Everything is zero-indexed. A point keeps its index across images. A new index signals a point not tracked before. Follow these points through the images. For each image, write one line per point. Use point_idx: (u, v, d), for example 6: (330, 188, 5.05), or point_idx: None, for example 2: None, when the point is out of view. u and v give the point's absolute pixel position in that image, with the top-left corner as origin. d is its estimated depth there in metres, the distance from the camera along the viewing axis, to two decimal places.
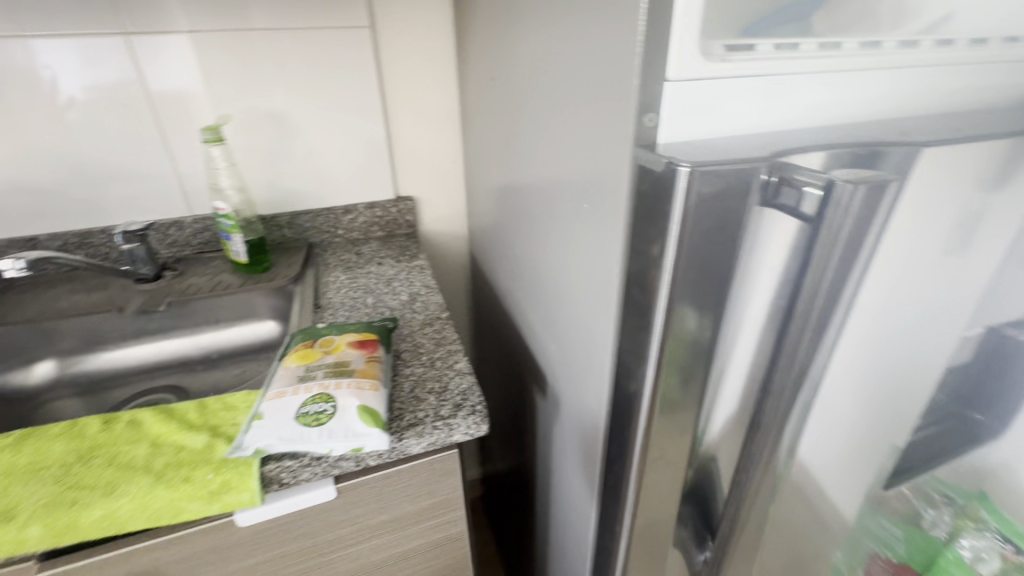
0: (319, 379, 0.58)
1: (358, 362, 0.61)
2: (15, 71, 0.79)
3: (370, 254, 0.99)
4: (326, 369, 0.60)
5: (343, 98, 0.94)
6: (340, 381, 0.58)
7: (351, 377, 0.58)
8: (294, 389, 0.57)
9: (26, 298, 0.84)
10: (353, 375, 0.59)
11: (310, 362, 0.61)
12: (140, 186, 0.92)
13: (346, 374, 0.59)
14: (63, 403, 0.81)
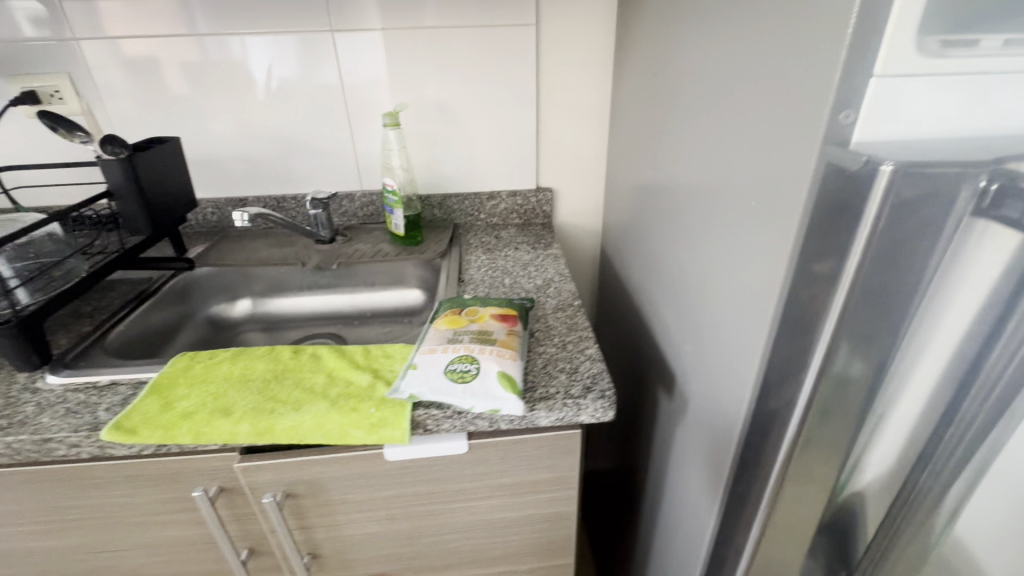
0: (465, 342, 0.64)
1: (500, 333, 0.66)
2: (249, 59, 0.96)
3: (508, 239, 1.05)
4: (472, 335, 0.65)
5: (502, 90, 1.00)
6: (484, 347, 0.63)
7: (493, 345, 0.63)
8: (443, 348, 0.63)
9: (236, 246, 1.02)
10: (496, 344, 0.64)
11: (458, 326, 0.67)
12: (325, 161, 1.07)
13: (489, 342, 0.64)
14: (252, 336, 0.98)
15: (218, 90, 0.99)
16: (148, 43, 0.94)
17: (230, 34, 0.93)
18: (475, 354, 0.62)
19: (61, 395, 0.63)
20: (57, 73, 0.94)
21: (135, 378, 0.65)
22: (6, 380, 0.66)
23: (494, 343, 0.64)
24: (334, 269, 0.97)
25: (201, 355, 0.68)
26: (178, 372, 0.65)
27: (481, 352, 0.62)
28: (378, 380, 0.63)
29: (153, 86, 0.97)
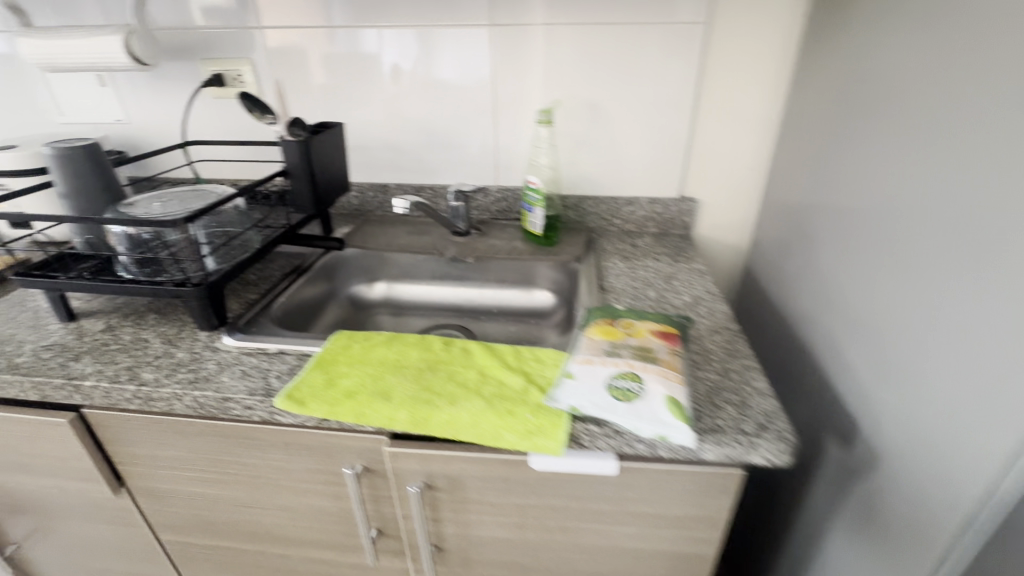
0: (626, 358, 0.60)
1: (662, 352, 0.61)
2: (408, 50, 0.98)
3: (646, 248, 1.00)
4: (631, 350, 0.61)
5: (659, 91, 0.94)
6: (646, 365, 0.58)
7: (656, 365, 0.59)
8: (602, 361, 0.60)
9: (377, 231, 1.06)
10: (659, 364, 0.59)
11: (616, 338, 0.63)
12: (467, 155, 1.07)
13: (651, 360, 0.59)
14: (385, 319, 1.01)
15: (375, 80, 1.02)
16: (318, 31, 0.99)
17: (353, 28, 0.97)
18: (637, 372, 0.58)
19: (237, 358, 0.67)
20: (240, 58, 1.03)
21: (299, 350, 0.68)
22: (191, 337, 0.72)
23: (657, 362, 0.59)
24: (468, 261, 0.97)
25: (358, 335, 0.70)
26: (339, 349, 0.67)
27: (643, 371, 0.58)
28: (532, 385, 0.60)
29: (319, 73, 1.03)
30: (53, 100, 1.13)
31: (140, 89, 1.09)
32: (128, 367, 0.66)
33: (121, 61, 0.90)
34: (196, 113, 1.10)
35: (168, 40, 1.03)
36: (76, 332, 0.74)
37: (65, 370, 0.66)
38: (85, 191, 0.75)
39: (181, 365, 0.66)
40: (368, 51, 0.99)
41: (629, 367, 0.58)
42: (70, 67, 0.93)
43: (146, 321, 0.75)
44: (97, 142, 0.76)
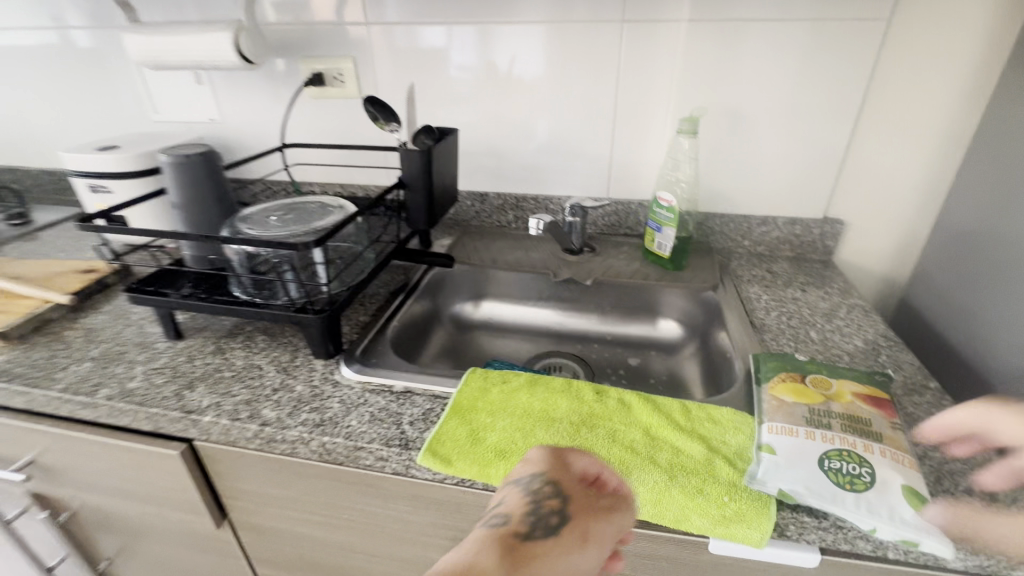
0: (836, 431, 0.49)
1: (877, 424, 0.50)
2: (523, 49, 0.89)
3: (786, 276, 0.88)
4: (836, 418, 0.51)
5: (815, 97, 0.82)
6: (863, 443, 0.48)
7: (874, 442, 0.48)
8: (807, 433, 0.50)
9: (479, 245, 0.98)
10: (877, 440, 0.48)
11: (814, 401, 0.53)
12: (578, 164, 0.98)
13: (866, 436, 0.49)
14: (487, 341, 0.92)
15: (485, 81, 0.94)
16: (423, 29, 0.91)
17: (412, 27, 0.91)
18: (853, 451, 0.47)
19: (362, 396, 0.60)
20: (342, 57, 0.97)
21: (428, 390, 0.61)
22: (306, 366, 0.66)
23: (875, 438, 0.49)
24: (585, 285, 0.88)
25: (493, 376, 0.62)
26: (476, 393, 0.59)
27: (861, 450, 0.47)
28: (716, 455, 0.51)
29: (424, 73, 0.95)
30: (149, 97, 1.10)
31: (236, 88, 1.04)
32: (245, 400, 0.60)
33: (230, 60, 0.85)
34: (291, 113, 1.04)
35: (269, 37, 0.98)
36: (185, 352, 0.68)
37: (180, 399, 0.60)
38: (199, 201, 0.69)
39: (302, 401, 0.60)
40: (442, 55, 0.93)
41: (841, 444, 0.48)
42: (175, 65, 0.88)
43: (256, 343, 0.69)
44: (212, 148, 0.71)
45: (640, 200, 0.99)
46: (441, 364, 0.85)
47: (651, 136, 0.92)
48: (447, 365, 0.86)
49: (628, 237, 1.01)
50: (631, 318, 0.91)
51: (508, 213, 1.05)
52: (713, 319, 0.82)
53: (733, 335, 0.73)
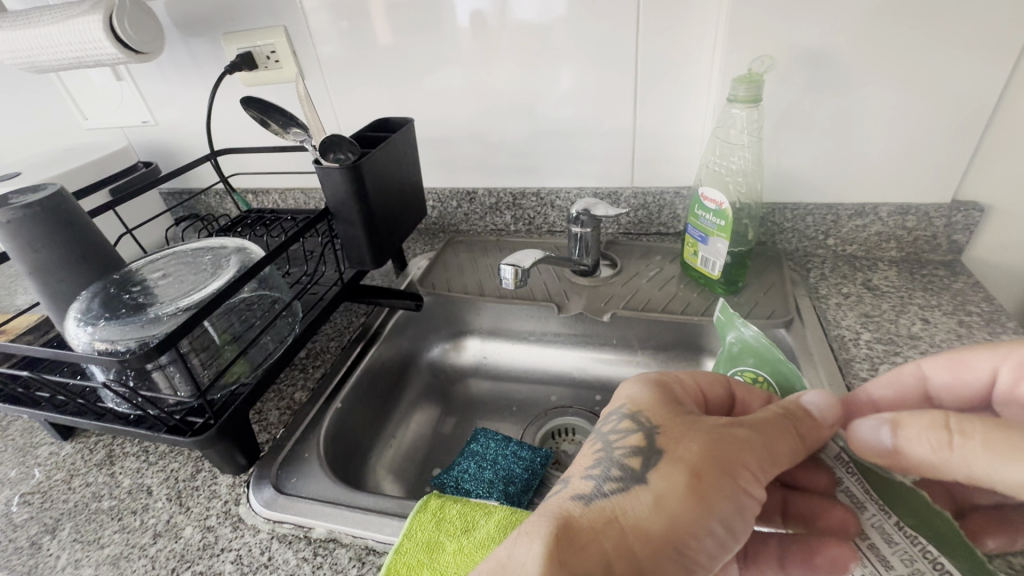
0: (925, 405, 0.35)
1: (750, 422, 0.32)
2: None
3: (893, 292, 0.61)
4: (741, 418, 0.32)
5: (955, 22, 0.51)
6: (625, 447, 0.32)
7: (634, 433, 0.33)
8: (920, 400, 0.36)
9: (466, 264, 0.76)
10: (647, 437, 0.32)
11: (841, 454, 0.34)
12: (589, 144, 0.72)
13: (642, 418, 0.34)
14: (479, 390, 0.72)
15: (454, 41, 0.68)
16: None
17: None
18: (595, 453, 0.34)
19: (265, 551, 0.42)
20: (271, 27, 0.73)
21: (358, 539, 0.42)
22: (207, 488, 0.48)
23: (657, 431, 0.32)
24: (602, 321, 0.66)
25: (451, 519, 0.41)
26: (421, 555, 0.38)
27: (623, 488, 0.31)
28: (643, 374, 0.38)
29: (376, 37, 0.70)
30: (73, 101, 0.91)
31: (154, 81, 0.83)
32: (112, 558, 0.43)
33: (110, 51, 0.65)
34: (228, 106, 0.83)
35: (179, 10, 0.75)
36: (66, 465, 0.53)
37: (32, 556, 0.44)
38: (48, 264, 0.50)
39: (184, 560, 0.42)
40: None
41: (612, 426, 0.34)
42: (54, 65, 0.69)
43: (156, 449, 0.53)
44: (62, 187, 0.51)
45: (678, 187, 0.72)
46: (418, 424, 0.66)
47: (693, 98, 0.65)
48: (425, 417, 0.67)
49: (661, 238, 0.76)
50: (667, 357, 0.67)
51: (504, 214, 0.82)
52: None
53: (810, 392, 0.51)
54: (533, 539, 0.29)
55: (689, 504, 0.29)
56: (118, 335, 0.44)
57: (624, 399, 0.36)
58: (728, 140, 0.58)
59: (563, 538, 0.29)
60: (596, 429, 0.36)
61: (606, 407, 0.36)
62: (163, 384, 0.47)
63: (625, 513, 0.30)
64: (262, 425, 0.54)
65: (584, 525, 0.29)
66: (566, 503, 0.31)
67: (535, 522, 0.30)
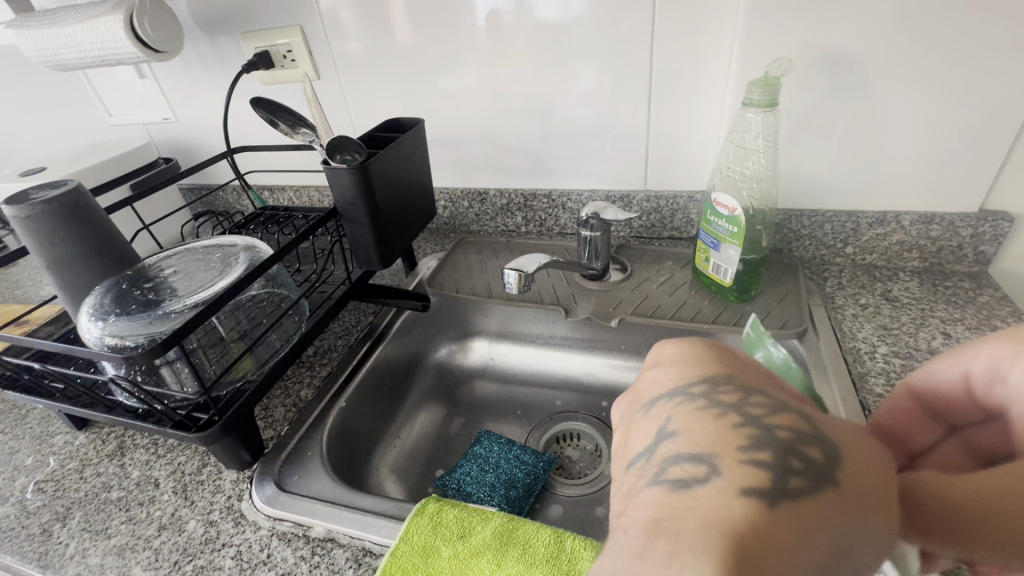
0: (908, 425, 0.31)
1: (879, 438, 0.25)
2: None
3: (912, 303, 0.59)
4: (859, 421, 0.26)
5: (987, 24, 0.49)
6: (776, 427, 0.23)
7: (778, 410, 0.24)
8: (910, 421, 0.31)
9: (475, 265, 0.76)
10: (800, 424, 0.23)
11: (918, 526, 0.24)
12: (602, 146, 0.71)
13: (772, 394, 0.25)
14: (484, 392, 0.72)
15: (467, 40, 0.68)
16: None
17: None
18: (737, 427, 0.23)
19: (264, 548, 0.43)
20: (289, 27, 0.73)
21: (356, 540, 0.42)
22: (212, 483, 0.49)
23: (811, 419, 0.24)
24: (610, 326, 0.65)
25: (449, 523, 0.41)
26: (416, 559, 0.38)
27: (806, 486, 0.21)
28: (699, 343, 0.29)
29: (391, 37, 0.70)
30: (99, 98, 0.93)
31: (176, 77, 0.85)
32: (119, 548, 0.44)
33: (131, 51, 0.66)
34: (246, 104, 0.84)
35: (199, 9, 0.76)
36: (79, 454, 0.54)
37: (43, 543, 0.45)
38: (65, 258, 0.51)
39: (187, 554, 0.43)
40: None
41: (718, 390, 0.25)
42: (78, 63, 0.71)
43: (165, 442, 0.54)
44: (80, 184, 0.52)
45: (691, 191, 0.71)
46: (423, 425, 0.66)
47: (707, 100, 0.64)
48: (430, 417, 0.68)
49: (673, 243, 0.75)
50: None
51: (515, 215, 0.81)
52: None
53: (821, 404, 0.50)
54: (703, 559, 0.17)
55: (869, 513, 0.21)
56: (127, 330, 0.44)
57: (725, 367, 0.27)
58: (741, 145, 0.56)
59: (744, 557, 0.18)
60: (678, 394, 0.26)
61: (688, 369, 0.27)
62: (169, 379, 0.48)
63: (813, 521, 0.20)
64: (267, 421, 0.55)
65: (772, 535, 0.19)
66: (730, 504, 0.20)
67: (690, 532, 0.19)
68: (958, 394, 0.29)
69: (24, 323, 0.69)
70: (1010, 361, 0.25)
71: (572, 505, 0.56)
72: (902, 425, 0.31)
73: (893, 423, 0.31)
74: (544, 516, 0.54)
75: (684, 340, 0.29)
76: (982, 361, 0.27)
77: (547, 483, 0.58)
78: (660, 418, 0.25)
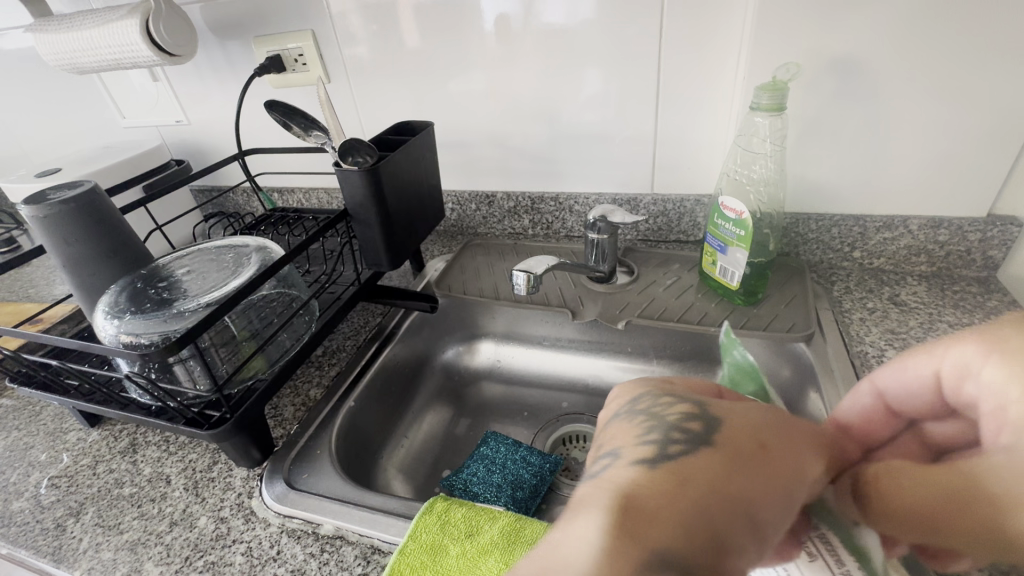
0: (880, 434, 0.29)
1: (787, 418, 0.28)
2: None
3: (920, 308, 0.59)
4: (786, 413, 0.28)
5: (995, 29, 0.49)
6: (674, 415, 0.26)
7: (678, 405, 0.27)
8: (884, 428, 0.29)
9: (482, 267, 0.77)
10: (696, 407, 0.26)
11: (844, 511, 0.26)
12: (611, 150, 0.72)
13: (681, 394, 0.28)
14: (491, 393, 0.72)
15: (477, 44, 0.69)
16: None
17: None
18: (641, 423, 0.26)
19: (274, 545, 0.43)
20: (300, 31, 0.74)
21: (364, 537, 0.43)
22: (223, 480, 0.49)
23: (705, 403, 0.27)
24: (617, 328, 0.65)
25: (456, 522, 0.41)
26: (424, 557, 0.39)
27: (688, 449, 0.23)
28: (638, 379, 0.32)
29: (401, 41, 0.71)
30: (113, 101, 0.94)
31: (189, 81, 0.86)
32: (131, 543, 0.45)
33: (146, 54, 0.67)
34: (257, 107, 0.85)
35: (212, 14, 0.77)
36: (92, 451, 0.55)
37: (56, 538, 0.46)
38: (80, 257, 0.52)
39: (197, 550, 0.43)
40: None
41: (638, 404, 0.28)
42: (94, 67, 0.72)
43: (176, 440, 0.55)
44: (96, 184, 0.53)
45: (699, 195, 0.71)
46: (430, 426, 0.67)
47: (716, 105, 0.64)
48: (437, 418, 0.68)
49: (680, 246, 0.75)
50: (683, 367, 0.67)
51: (522, 218, 0.82)
52: (806, 382, 0.56)
53: (828, 408, 0.50)
54: (592, 513, 0.20)
55: (765, 470, 0.23)
56: (141, 328, 0.45)
57: (646, 386, 0.30)
58: (750, 148, 0.56)
59: (630, 504, 0.20)
60: (611, 416, 0.29)
61: (624, 397, 0.30)
62: (181, 376, 0.48)
63: (702, 474, 0.22)
64: (277, 420, 0.55)
65: (654, 492, 0.21)
66: (621, 473, 0.23)
67: (591, 497, 0.21)
68: (934, 395, 0.26)
69: (38, 321, 0.70)
70: (981, 360, 0.23)
71: None
72: (868, 426, 0.29)
73: (859, 423, 0.30)
74: (550, 517, 0.55)
75: (619, 378, 0.32)
76: (957, 360, 0.24)
77: (553, 484, 0.58)
78: (596, 441, 0.28)
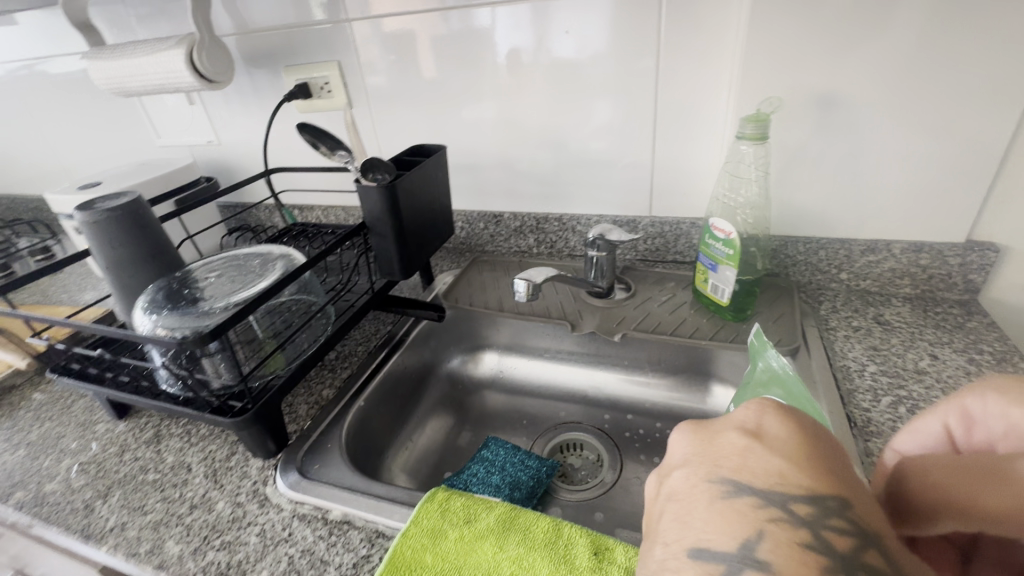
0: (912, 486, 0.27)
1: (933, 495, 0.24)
2: (571, 25, 0.67)
3: (903, 327, 0.62)
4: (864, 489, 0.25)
5: (957, 70, 0.54)
6: None
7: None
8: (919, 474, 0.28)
9: (488, 281, 0.81)
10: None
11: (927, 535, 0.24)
12: (611, 175, 0.77)
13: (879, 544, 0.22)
14: (493, 402, 0.75)
15: (487, 76, 0.75)
16: (476, 8, 0.70)
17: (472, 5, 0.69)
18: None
19: (287, 527, 0.46)
20: (327, 62, 0.81)
21: (370, 522, 0.46)
22: (240, 470, 0.53)
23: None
24: (614, 341, 0.69)
25: (455, 510, 0.44)
26: (425, 540, 0.42)
27: None
28: (807, 429, 0.26)
29: (420, 72, 0.78)
30: (150, 121, 1.02)
31: (223, 105, 0.93)
32: (154, 523, 0.48)
33: (188, 81, 0.74)
34: (284, 130, 0.92)
35: (247, 45, 0.84)
36: (120, 440, 0.59)
37: (85, 517, 0.50)
38: (123, 259, 0.57)
39: (215, 530, 0.47)
40: (500, 31, 0.71)
41: (825, 517, 0.22)
42: (139, 91, 0.79)
43: (197, 432, 0.58)
44: (140, 194, 0.58)
45: (693, 218, 0.76)
46: (433, 430, 0.70)
47: (708, 134, 0.69)
48: (440, 424, 0.71)
49: (677, 266, 0.79)
50: (676, 380, 0.70)
51: (527, 237, 0.87)
52: None
53: None
54: None
55: None
56: (177, 323, 0.50)
57: (833, 483, 0.24)
58: (736, 174, 0.61)
59: None
60: (770, 497, 0.23)
61: (788, 470, 0.24)
62: (209, 369, 0.52)
63: None
64: (292, 416, 0.59)
65: None
66: None
67: None
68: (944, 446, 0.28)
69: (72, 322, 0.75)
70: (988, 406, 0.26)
71: (572, 508, 0.59)
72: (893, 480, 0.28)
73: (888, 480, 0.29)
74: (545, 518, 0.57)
75: (790, 417, 0.26)
76: (957, 408, 0.27)
77: (549, 487, 0.61)
78: (742, 513, 0.23)
